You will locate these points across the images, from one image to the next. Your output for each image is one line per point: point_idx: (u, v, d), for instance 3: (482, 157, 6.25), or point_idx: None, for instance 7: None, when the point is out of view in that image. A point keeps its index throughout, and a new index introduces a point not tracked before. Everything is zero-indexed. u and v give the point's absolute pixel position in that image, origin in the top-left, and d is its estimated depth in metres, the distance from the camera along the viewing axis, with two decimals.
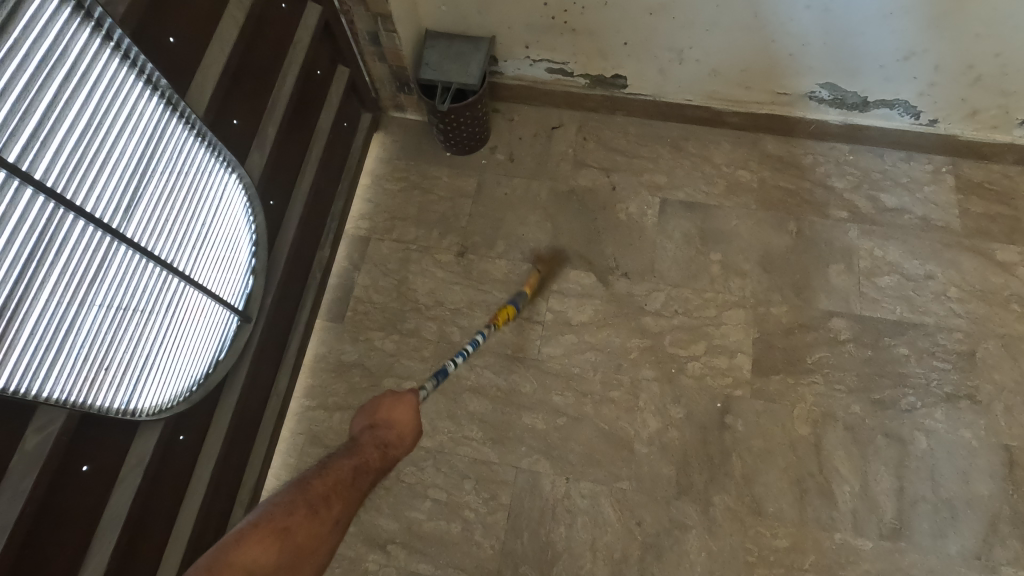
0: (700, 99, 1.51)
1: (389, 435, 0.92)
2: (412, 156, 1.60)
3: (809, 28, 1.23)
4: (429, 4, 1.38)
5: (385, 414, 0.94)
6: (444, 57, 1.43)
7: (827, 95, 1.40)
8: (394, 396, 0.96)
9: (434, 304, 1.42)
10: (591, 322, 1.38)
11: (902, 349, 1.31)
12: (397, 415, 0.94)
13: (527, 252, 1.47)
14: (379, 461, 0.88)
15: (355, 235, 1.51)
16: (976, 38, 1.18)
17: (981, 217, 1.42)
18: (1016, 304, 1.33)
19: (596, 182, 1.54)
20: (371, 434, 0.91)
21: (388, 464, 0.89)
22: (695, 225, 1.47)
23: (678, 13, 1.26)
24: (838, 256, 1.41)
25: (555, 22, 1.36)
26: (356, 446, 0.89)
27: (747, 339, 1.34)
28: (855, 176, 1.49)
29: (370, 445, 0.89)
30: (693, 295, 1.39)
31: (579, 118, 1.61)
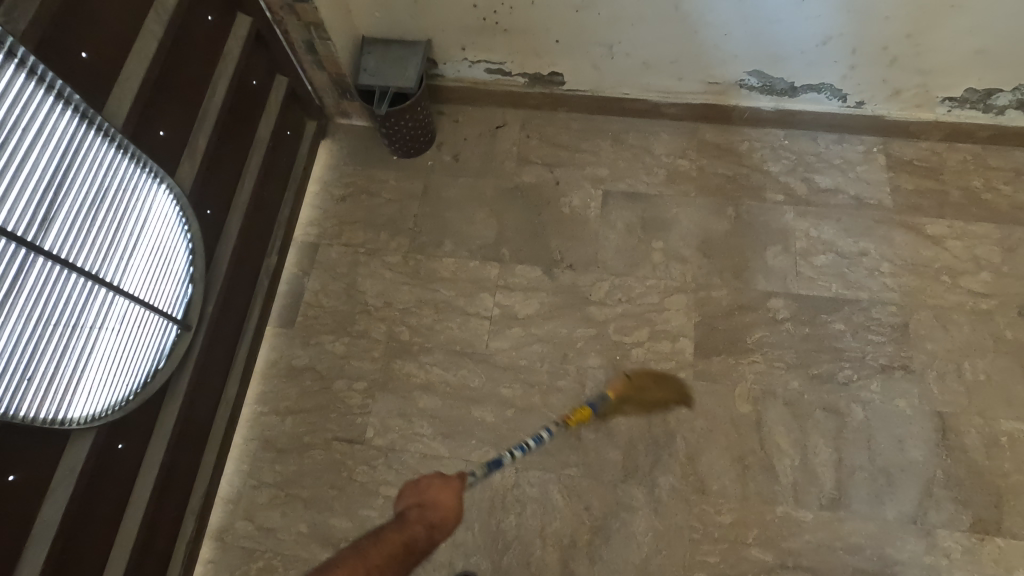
0: (636, 92, 1.54)
1: (437, 512, 0.91)
2: (359, 161, 1.62)
3: (728, 17, 1.27)
4: (363, 11, 1.40)
5: (432, 495, 0.93)
6: (382, 62, 1.45)
7: (756, 82, 1.44)
8: (443, 480, 0.95)
9: (384, 305, 1.44)
10: (538, 314, 1.41)
11: (839, 324, 1.34)
12: (445, 498, 0.93)
13: (474, 249, 1.49)
14: (422, 538, 0.88)
15: (304, 242, 1.53)
16: (886, 20, 1.22)
17: (911, 193, 1.47)
18: (946, 276, 1.38)
19: (541, 178, 1.56)
20: (417, 512, 0.91)
21: (431, 544, 0.88)
22: (636, 215, 1.50)
23: (602, 8, 1.30)
24: (775, 237, 1.44)
25: (487, 23, 1.39)
26: (402, 522, 0.89)
27: (689, 323, 1.37)
28: (790, 160, 1.53)
29: (415, 522, 0.89)
30: (636, 283, 1.42)
31: (522, 116, 1.64)
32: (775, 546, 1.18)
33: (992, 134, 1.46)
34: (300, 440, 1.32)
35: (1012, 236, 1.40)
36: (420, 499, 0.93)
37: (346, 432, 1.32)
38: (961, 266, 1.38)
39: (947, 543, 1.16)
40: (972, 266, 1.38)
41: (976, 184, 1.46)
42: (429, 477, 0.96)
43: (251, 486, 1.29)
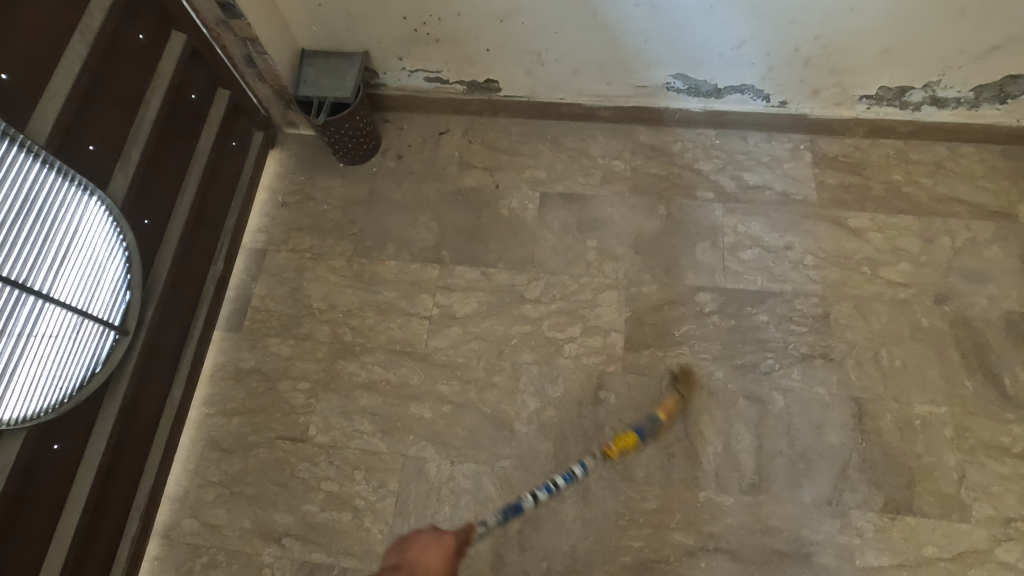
0: (570, 97, 1.59)
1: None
2: (307, 169, 1.67)
3: (644, 23, 1.32)
4: (300, 25, 1.46)
5: (413, 553, 0.93)
6: (321, 74, 1.51)
7: (682, 84, 1.49)
8: (433, 538, 0.95)
9: (328, 308, 1.49)
10: (475, 313, 1.46)
11: (763, 316, 1.39)
12: (427, 557, 0.92)
13: (416, 251, 1.54)
14: None
15: (252, 248, 1.58)
16: (792, 24, 1.28)
17: (836, 188, 1.52)
18: (867, 267, 1.43)
19: (481, 181, 1.62)
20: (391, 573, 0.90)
21: None
22: (572, 215, 1.55)
23: (525, 18, 1.35)
24: (705, 234, 1.50)
25: (419, 34, 1.45)
26: None
27: (620, 318, 1.42)
28: (720, 159, 1.58)
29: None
30: (570, 281, 1.47)
31: (464, 122, 1.69)
32: (697, 530, 1.23)
33: (912, 130, 1.52)
34: (245, 439, 1.37)
35: (931, 227, 1.46)
36: (401, 559, 0.93)
37: (289, 431, 1.37)
38: (881, 257, 1.43)
39: (860, 523, 1.21)
40: (891, 257, 1.43)
41: (897, 177, 1.52)
42: (419, 533, 0.96)
43: (197, 485, 1.34)
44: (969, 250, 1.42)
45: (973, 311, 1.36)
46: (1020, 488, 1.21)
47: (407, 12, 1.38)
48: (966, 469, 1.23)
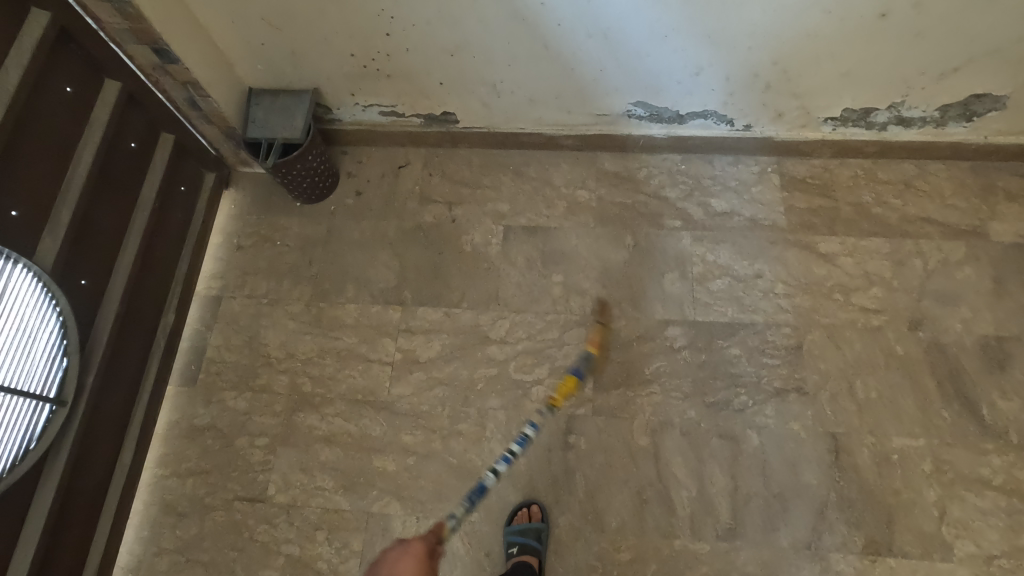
0: (530, 126, 1.54)
1: None
2: (263, 209, 1.61)
3: (597, 54, 1.28)
4: (245, 64, 1.40)
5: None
6: (270, 113, 1.45)
7: (643, 111, 1.45)
8: (401, 549, 0.84)
9: (285, 357, 1.43)
10: (439, 357, 1.40)
11: (734, 349, 1.35)
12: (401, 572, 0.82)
13: (376, 293, 1.49)
14: None
15: (206, 295, 1.52)
16: (749, 50, 1.23)
17: (805, 211, 1.48)
18: (839, 293, 1.39)
19: (442, 216, 1.56)
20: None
21: None
22: (537, 249, 1.50)
23: (476, 52, 1.30)
24: (672, 264, 1.45)
25: (368, 70, 1.39)
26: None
27: (588, 357, 1.37)
28: (687, 184, 1.54)
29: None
30: (536, 319, 1.42)
31: (423, 154, 1.64)
32: None
33: (880, 149, 1.48)
34: (201, 502, 1.31)
35: (902, 249, 1.42)
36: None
37: (246, 491, 1.31)
38: (853, 283, 1.40)
39: (839, 566, 1.17)
40: (863, 282, 1.40)
41: (866, 198, 1.48)
42: (387, 550, 0.86)
43: (152, 553, 1.28)
44: (941, 271, 1.39)
45: (947, 335, 1.33)
46: (1001, 523, 1.17)
47: (352, 50, 1.33)
48: (946, 505, 1.19)
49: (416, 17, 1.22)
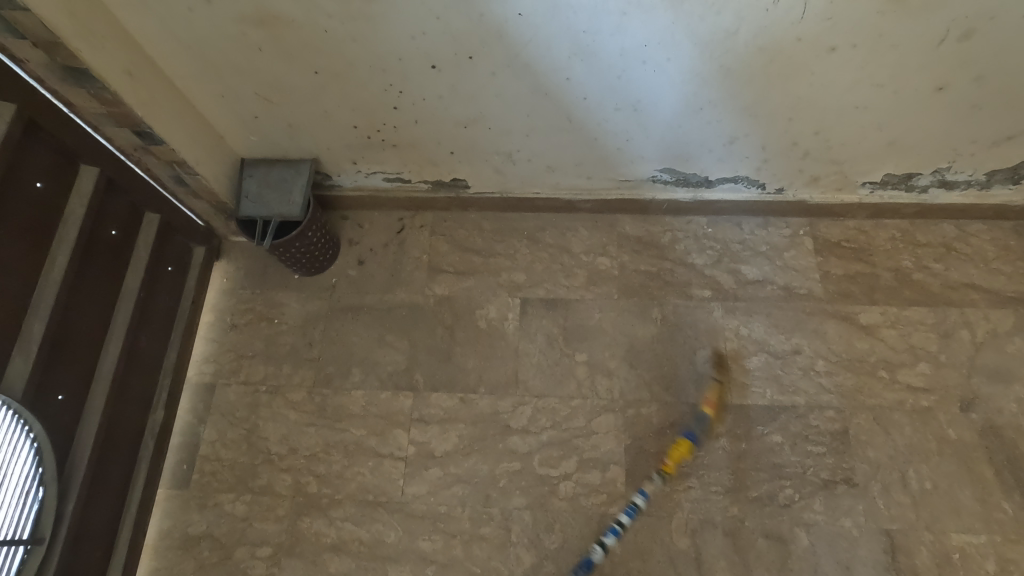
0: (546, 191, 1.44)
1: None
2: (258, 283, 1.49)
3: (623, 125, 1.17)
4: (236, 136, 1.28)
5: None
6: (264, 187, 1.33)
7: (668, 177, 1.35)
8: None
9: (288, 453, 1.31)
10: (456, 450, 1.29)
11: (776, 436, 1.26)
12: None
13: (384, 377, 1.37)
14: None
15: (199, 383, 1.39)
16: (789, 121, 1.14)
17: (841, 278, 1.39)
18: (884, 370, 1.30)
19: (453, 288, 1.45)
20: None
21: None
22: (557, 324, 1.40)
23: (491, 123, 1.19)
24: (704, 340, 1.35)
25: (372, 140, 1.28)
26: None
27: (619, 447, 1.27)
28: (714, 250, 1.44)
29: None
30: (560, 405, 1.32)
31: (430, 219, 1.53)
32: None
33: (918, 211, 1.40)
34: None
35: (947, 319, 1.34)
36: None
37: None
38: (898, 358, 1.31)
39: None
40: (908, 357, 1.31)
41: (906, 263, 1.40)
42: None
43: None
44: (990, 344, 1.31)
45: (1002, 418, 1.24)
46: None
47: (355, 122, 1.21)
48: None
49: (426, 92, 1.11)
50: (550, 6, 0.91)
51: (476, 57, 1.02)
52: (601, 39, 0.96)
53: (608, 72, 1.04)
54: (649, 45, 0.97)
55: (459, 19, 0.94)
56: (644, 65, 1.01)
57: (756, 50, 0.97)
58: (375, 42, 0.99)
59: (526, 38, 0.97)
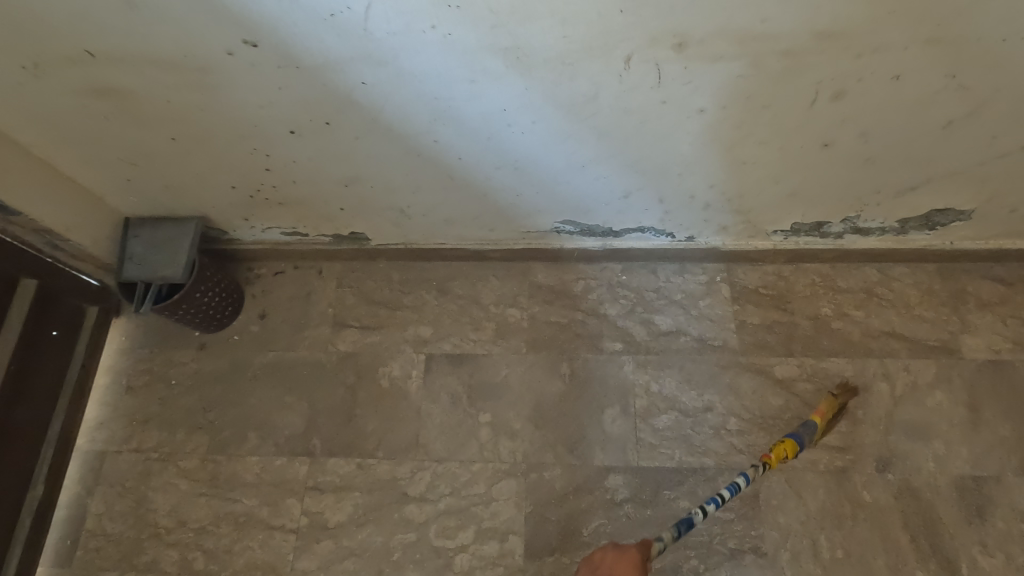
0: (452, 242, 1.39)
1: None
2: (156, 342, 1.43)
3: (509, 183, 1.12)
4: (115, 198, 1.22)
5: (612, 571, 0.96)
6: (148, 248, 1.27)
7: (573, 228, 1.30)
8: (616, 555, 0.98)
9: (176, 526, 1.25)
10: (350, 521, 1.23)
11: (683, 501, 1.20)
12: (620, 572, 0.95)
13: (281, 442, 1.31)
14: None
15: (90, 450, 1.33)
16: (679, 176, 1.08)
17: (758, 328, 1.33)
18: (798, 428, 1.24)
19: (357, 344, 1.39)
20: None
21: None
22: (462, 383, 1.34)
23: (372, 182, 1.13)
24: (613, 397, 1.29)
25: (256, 199, 1.22)
26: None
27: (519, 515, 1.21)
28: (628, 300, 1.38)
29: None
30: (461, 470, 1.26)
31: (337, 270, 1.47)
32: None
33: (837, 255, 1.34)
34: None
35: (866, 371, 1.27)
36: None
37: None
38: (814, 415, 1.25)
39: None
40: None
41: (825, 311, 1.34)
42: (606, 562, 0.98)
43: None
44: (910, 397, 1.24)
45: (919, 478, 1.18)
46: None
47: (232, 183, 1.16)
48: None
49: (294, 156, 1.05)
50: (393, 75, 0.85)
51: (333, 123, 0.96)
52: (456, 105, 0.90)
53: (476, 135, 0.98)
54: (509, 109, 0.91)
55: (302, 89, 0.88)
56: (511, 128, 0.96)
57: (622, 113, 0.91)
58: (223, 111, 0.94)
59: (379, 105, 0.91)
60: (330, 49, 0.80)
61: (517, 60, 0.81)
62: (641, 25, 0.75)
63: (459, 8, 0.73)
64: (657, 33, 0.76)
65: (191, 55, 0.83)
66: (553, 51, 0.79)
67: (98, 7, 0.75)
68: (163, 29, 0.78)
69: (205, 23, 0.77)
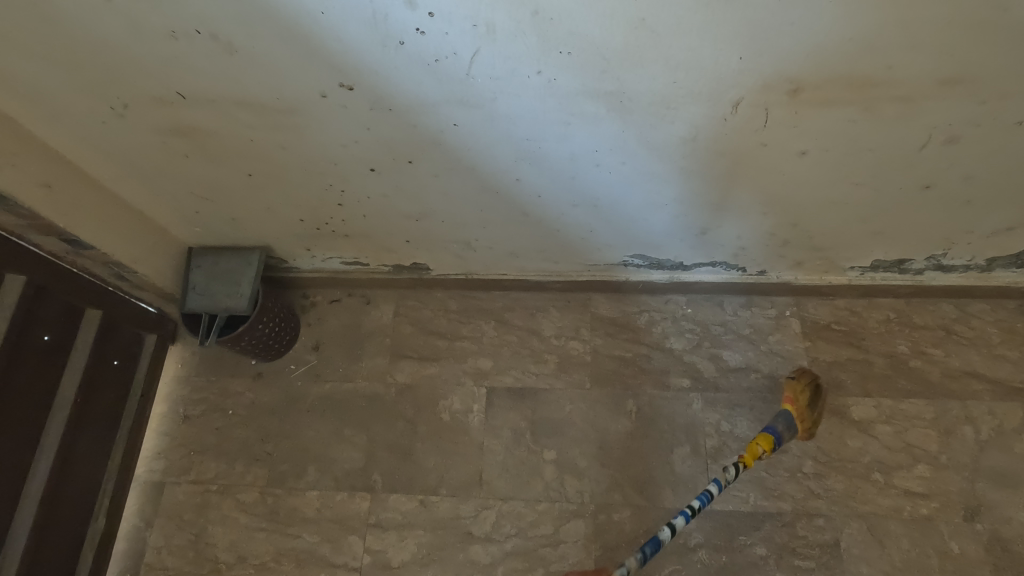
0: (513, 272, 1.36)
1: None
2: (212, 369, 1.42)
3: (585, 220, 1.09)
4: (181, 229, 1.21)
5: None
6: (211, 278, 1.26)
7: (641, 261, 1.26)
8: None
9: (236, 562, 1.23)
10: (414, 561, 1.21)
11: (760, 548, 1.15)
12: None
13: (340, 477, 1.29)
14: None
15: (148, 481, 1.32)
16: (764, 215, 1.04)
17: (831, 365, 1.29)
18: (878, 473, 1.19)
19: (415, 376, 1.37)
20: None
21: None
22: (525, 418, 1.30)
23: (443, 217, 1.11)
24: (682, 436, 1.25)
25: (322, 231, 1.20)
26: None
27: (588, 559, 1.18)
28: (693, 333, 1.34)
29: None
30: (527, 509, 1.23)
31: (393, 298, 1.45)
32: None
33: (914, 291, 1.30)
34: None
35: (947, 413, 1.22)
36: None
37: None
38: (893, 459, 1.20)
39: None
40: (905, 458, 1.20)
41: (901, 348, 1.29)
42: None
43: None
44: (996, 442, 1.19)
45: (1010, 530, 1.13)
46: None
47: (300, 216, 1.14)
48: None
49: (369, 192, 1.03)
50: (486, 118, 0.82)
51: (416, 162, 0.93)
52: (546, 146, 0.87)
53: (560, 175, 0.95)
54: (600, 150, 0.88)
55: (390, 129, 0.86)
56: (598, 168, 0.92)
57: (717, 154, 0.88)
58: (304, 150, 0.92)
59: (465, 146, 0.88)
60: (425, 93, 0.77)
61: (619, 103, 0.78)
62: (756, 71, 0.71)
63: (569, 53, 0.70)
64: (771, 79, 0.73)
65: (282, 97, 0.80)
66: (657, 96, 0.76)
67: (198, 53, 0.73)
68: (258, 72, 0.75)
69: (302, 68, 0.74)
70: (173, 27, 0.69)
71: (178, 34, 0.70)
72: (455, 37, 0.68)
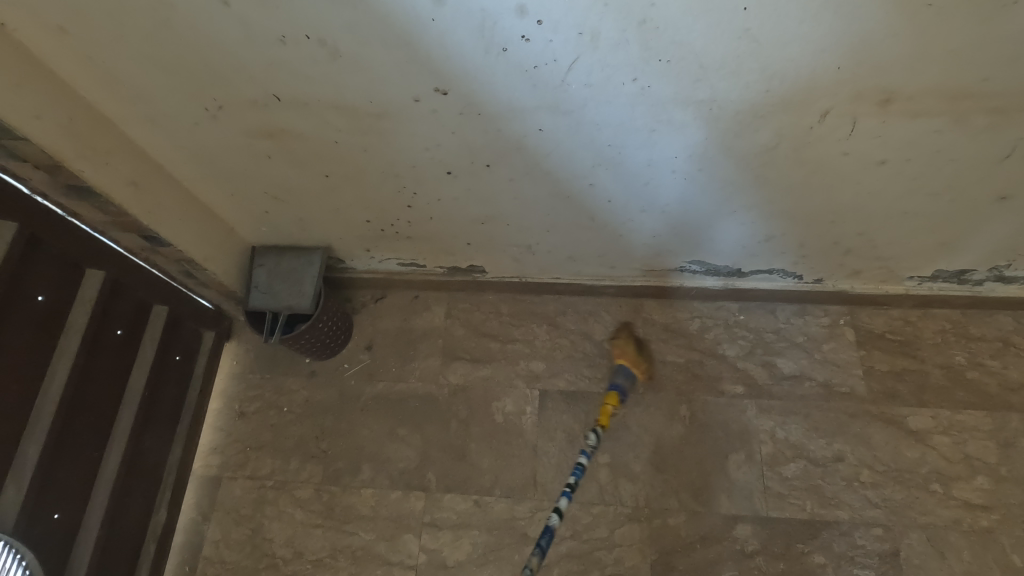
0: (567, 277, 1.38)
1: None
2: (266, 367, 1.44)
3: (651, 225, 1.10)
4: (247, 228, 1.23)
5: None
6: (273, 278, 1.28)
7: (698, 267, 1.27)
8: None
9: (293, 557, 1.25)
10: (470, 560, 1.22)
11: (818, 556, 1.15)
12: None
13: (395, 476, 1.30)
14: None
15: (205, 475, 1.34)
16: (832, 224, 1.05)
17: (887, 375, 1.29)
18: (936, 484, 1.19)
19: (468, 377, 1.38)
20: None
21: None
22: (578, 421, 1.31)
23: (509, 221, 1.12)
24: (736, 443, 1.26)
25: (386, 233, 1.22)
26: None
27: (643, 563, 1.18)
28: (746, 340, 1.35)
29: None
30: (581, 512, 1.23)
31: (445, 300, 1.46)
32: None
33: (971, 301, 1.29)
34: None
35: (1006, 425, 1.22)
36: None
37: None
38: (952, 470, 1.20)
39: None
40: (964, 470, 1.19)
41: (958, 359, 1.28)
42: None
43: None
44: None
45: None
46: None
47: (367, 218, 1.16)
48: None
49: (442, 195, 1.05)
50: (572, 125, 0.84)
51: (494, 166, 0.95)
52: (627, 152, 0.89)
53: (635, 180, 0.96)
54: (679, 157, 0.89)
55: (476, 134, 0.87)
56: (674, 174, 0.94)
57: (797, 162, 0.88)
58: (387, 153, 0.94)
59: (547, 150, 0.90)
60: (518, 99, 0.79)
61: (708, 111, 0.79)
62: (852, 82, 0.73)
63: (668, 62, 0.71)
64: (865, 89, 0.74)
65: (376, 101, 0.82)
66: (748, 104, 0.77)
67: (304, 58, 0.75)
68: (358, 76, 0.78)
69: (401, 73, 0.76)
70: (285, 33, 0.71)
71: (287, 39, 0.72)
72: (558, 45, 0.70)
